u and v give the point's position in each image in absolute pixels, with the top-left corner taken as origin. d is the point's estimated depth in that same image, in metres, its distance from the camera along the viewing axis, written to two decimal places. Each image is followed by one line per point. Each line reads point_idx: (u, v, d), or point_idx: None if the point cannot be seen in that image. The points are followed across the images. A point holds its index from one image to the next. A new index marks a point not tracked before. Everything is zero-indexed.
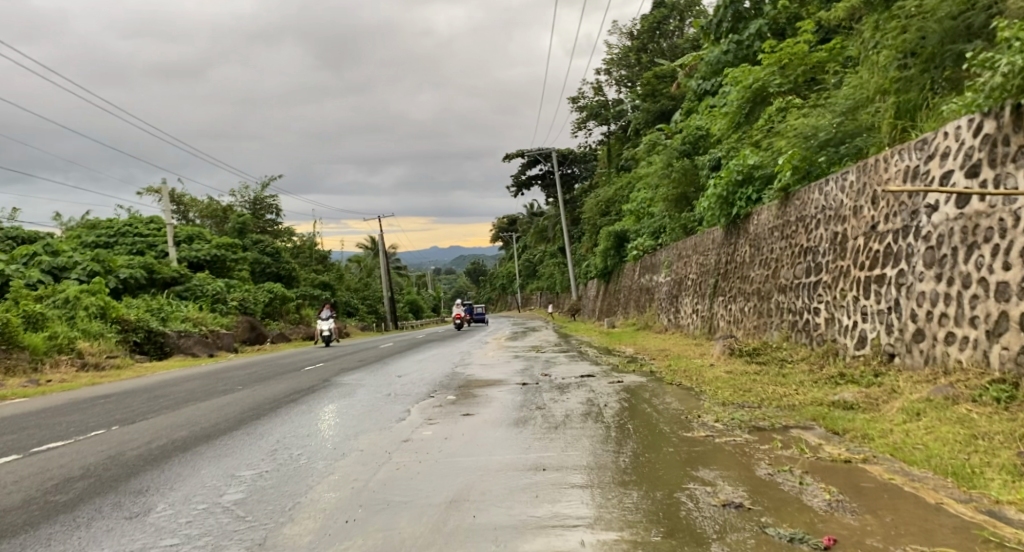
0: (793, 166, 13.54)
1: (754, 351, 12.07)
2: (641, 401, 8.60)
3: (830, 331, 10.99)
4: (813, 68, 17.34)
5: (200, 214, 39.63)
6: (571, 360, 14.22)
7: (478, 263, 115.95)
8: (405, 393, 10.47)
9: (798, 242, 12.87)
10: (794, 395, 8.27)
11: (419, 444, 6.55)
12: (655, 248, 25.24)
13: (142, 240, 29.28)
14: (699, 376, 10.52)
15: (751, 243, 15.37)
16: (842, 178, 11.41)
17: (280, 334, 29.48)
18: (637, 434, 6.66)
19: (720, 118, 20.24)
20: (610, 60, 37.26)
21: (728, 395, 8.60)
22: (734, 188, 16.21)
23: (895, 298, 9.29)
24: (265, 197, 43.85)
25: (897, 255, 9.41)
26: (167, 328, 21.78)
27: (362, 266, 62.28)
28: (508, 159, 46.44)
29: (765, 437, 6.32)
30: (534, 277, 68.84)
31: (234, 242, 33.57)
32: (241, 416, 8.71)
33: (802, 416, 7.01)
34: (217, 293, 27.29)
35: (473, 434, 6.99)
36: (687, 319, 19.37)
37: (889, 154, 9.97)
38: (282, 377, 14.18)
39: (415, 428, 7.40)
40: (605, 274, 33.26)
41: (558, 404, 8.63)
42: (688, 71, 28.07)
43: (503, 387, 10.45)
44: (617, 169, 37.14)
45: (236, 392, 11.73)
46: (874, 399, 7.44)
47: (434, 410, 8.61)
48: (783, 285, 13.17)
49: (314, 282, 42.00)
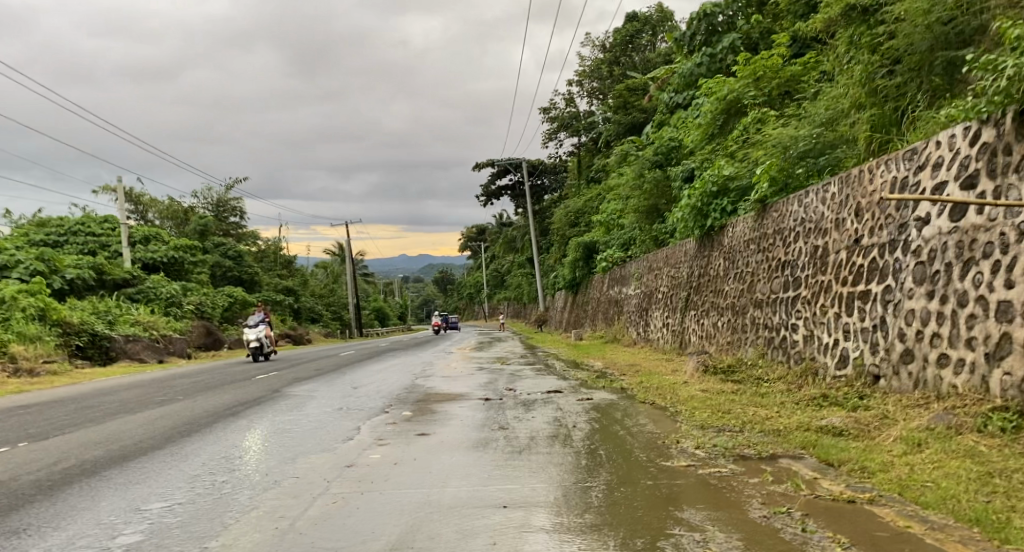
0: (771, 177, 12.97)
1: (729, 368, 11.47)
2: (613, 422, 7.91)
3: (810, 349, 10.43)
4: (788, 82, 16.91)
5: (159, 214, 38.19)
6: (538, 373, 13.49)
7: (445, 272, 115.00)
8: (357, 408, 9.65)
9: (775, 255, 12.33)
10: (777, 418, 7.64)
11: (362, 471, 5.77)
12: (625, 260, 24.68)
13: (93, 239, 28.11)
14: (673, 393, 9.86)
15: (726, 256, 14.79)
16: (823, 189, 10.90)
17: (236, 341, 28.34)
18: (608, 463, 5.95)
19: (693, 130, 19.75)
20: (581, 72, 36.87)
21: (706, 416, 7.95)
22: (708, 200, 15.65)
23: (881, 316, 8.74)
24: (230, 199, 42.50)
25: (883, 271, 8.87)
26: (115, 332, 20.66)
27: (326, 271, 60.93)
28: (478, 168, 45.72)
29: (752, 467, 5.68)
30: (501, 288, 68.14)
31: (192, 245, 32.35)
32: (170, 433, 7.88)
33: (790, 443, 6.36)
34: (172, 296, 26.11)
35: (427, 459, 6.24)
36: (657, 334, 18.76)
37: (875, 164, 9.45)
38: (229, 387, 13.26)
39: (361, 451, 6.62)
40: (573, 285, 32.64)
41: (522, 424, 7.90)
42: (660, 84, 27.69)
43: (464, 403, 9.69)
44: (587, 180, 36.62)
45: (174, 403, 10.83)
46: (866, 426, 6.82)
47: (385, 429, 7.82)
48: (759, 300, 12.60)
49: (276, 287, 40.77)
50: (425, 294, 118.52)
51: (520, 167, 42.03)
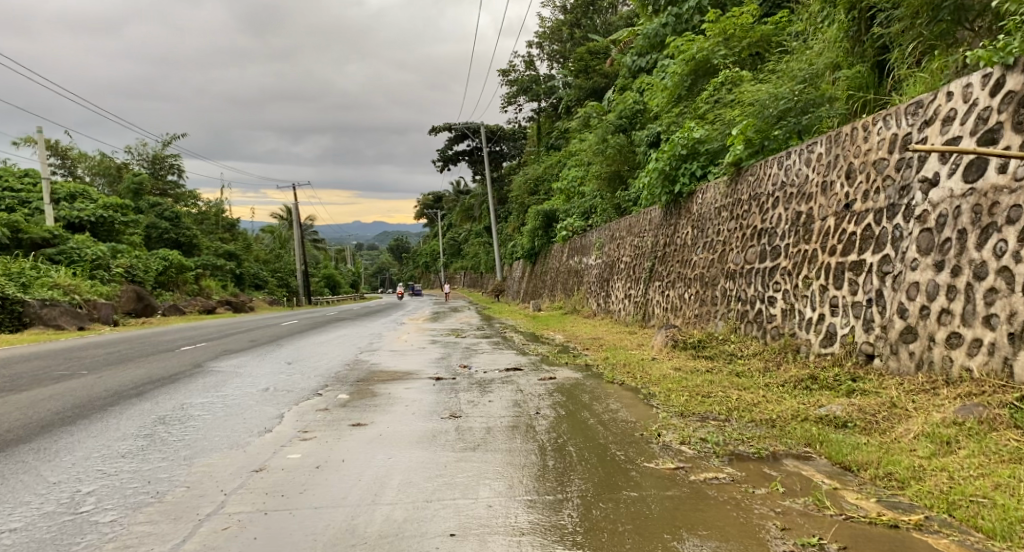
0: (746, 138, 11.91)
1: (699, 343, 10.52)
2: (580, 408, 6.83)
3: (789, 324, 9.49)
4: (758, 42, 16.00)
5: (88, 170, 35.89)
6: (494, 347, 12.38)
7: (402, 241, 113.40)
8: (284, 388, 8.41)
9: (750, 223, 11.36)
10: (764, 404, 6.67)
11: (274, 479, 4.59)
12: (585, 229, 23.65)
13: (12, 195, 26.14)
14: (643, 372, 8.86)
15: (695, 224, 13.78)
16: (808, 149, 9.92)
17: (172, 308, 26.42)
18: (580, 466, 4.87)
19: (659, 92, 18.57)
20: (541, 34, 35.29)
21: (685, 401, 6.95)
22: (677, 162, 14.57)
23: (877, 288, 7.78)
24: (166, 156, 40.27)
25: (879, 239, 7.91)
26: (29, 296, 19.13)
27: (274, 237, 58.83)
28: (435, 132, 43.90)
29: (755, 473, 4.70)
30: (457, 257, 66.61)
31: (124, 204, 30.37)
32: (48, 422, 6.59)
33: (791, 439, 5.39)
34: (97, 258, 24.35)
35: (358, 460, 5.07)
36: (619, 305, 17.77)
37: (871, 121, 8.47)
38: (146, 360, 11.90)
39: (279, 449, 5.41)
40: (531, 255, 31.53)
41: (475, 410, 6.78)
42: (622, 47, 26.48)
43: (410, 382, 8.53)
44: (546, 147, 35.32)
45: (75, 379, 9.48)
46: (872, 415, 5.87)
47: (313, 417, 6.62)
48: (731, 271, 11.67)
49: (218, 251, 38.85)
50: (379, 263, 116.06)
51: (478, 132, 40.47)
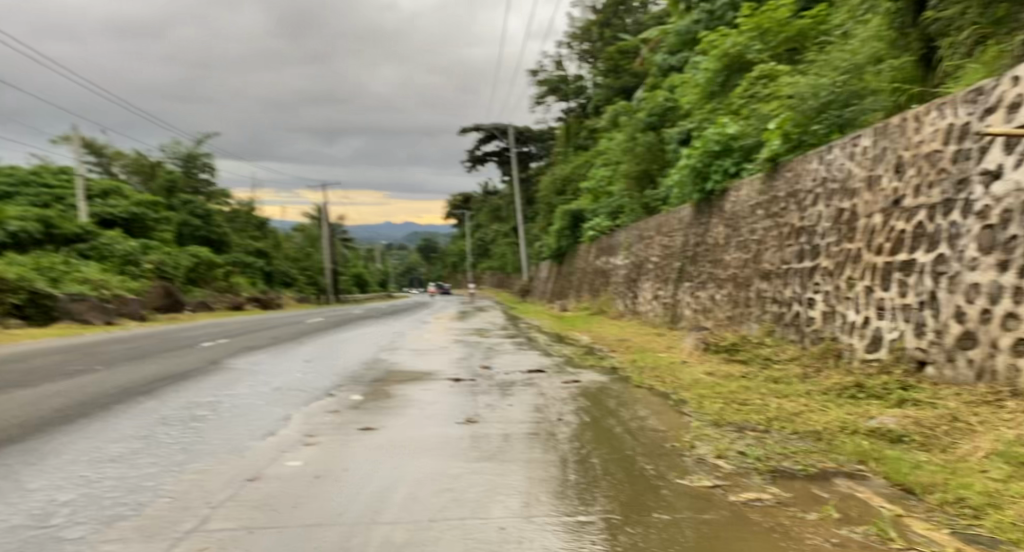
0: (784, 133, 11.27)
1: (732, 347, 9.93)
2: (605, 415, 6.32)
3: (830, 328, 8.88)
4: (796, 37, 15.11)
5: (123, 167, 36.15)
6: (516, 348, 11.92)
7: (429, 240, 113.64)
8: (295, 388, 8.02)
9: (787, 221, 10.73)
10: (807, 415, 6.12)
11: (267, 490, 4.19)
12: (613, 229, 23.07)
13: (47, 191, 26.33)
14: (672, 376, 8.32)
15: (728, 222, 13.16)
16: (852, 143, 9.29)
17: (200, 305, 26.31)
18: (605, 481, 4.40)
19: (690, 89, 17.95)
20: (572, 33, 34.72)
21: (720, 409, 6.41)
22: (710, 159, 13.95)
23: (931, 290, 7.17)
24: (200, 154, 40.38)
25: (933, 236, 7.30)
26: (58, 291, 19.02)
27: (304, 235, 59.02)
28: (464, 132, 43.60)
29: (805, 495, 4.17)
30: (485, 257, 66.31)
31: (155, 199, 30.42)
32: (44, 421, 6.26)
33: (842, 455, 4.84)
34: (127, 254, 24.33)
35: (360, 469, 4.64)
36: (647, 307, 17.21)
37: (924, 110, 7.84)
38: (161, 356, 11.61)
39: (279, 455, 4.99)
40: (558, 255, 30.96)
41: (492, 415, 6.31)
42: (654, 45, 25.83)
43: (426, 384, 8.08)
44: (575, 147, 34.76)
45: (84, 375, 9.20)
46: (930, 429, 5.30)
47: (320, 419, 6.20)
48: (767, 271, 11.06)
49: (247, 249, 38.98)
50: (407, 262, 116.25)
51: (506, 132, 40.08)
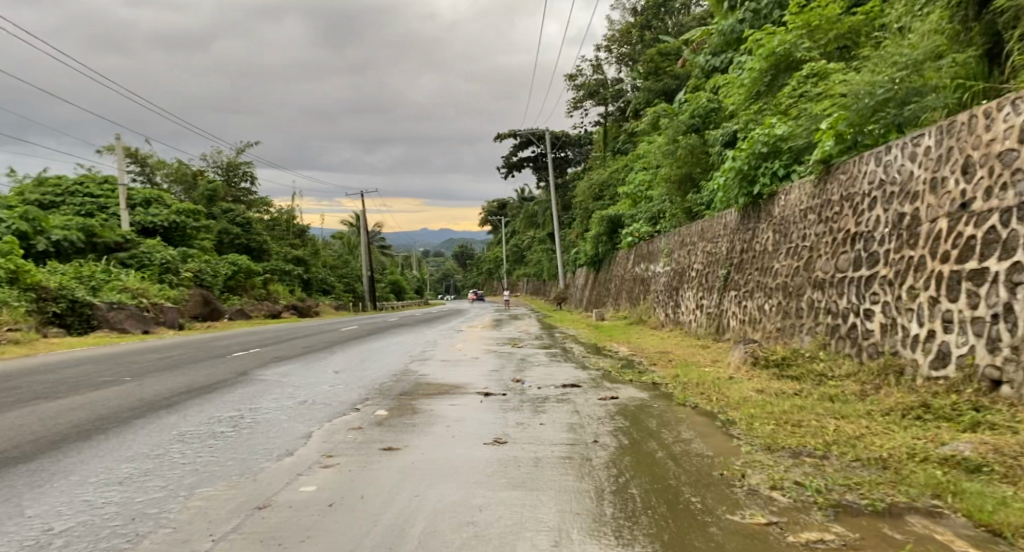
0: (837, 133, 10.67)
1: (782, 361, 9.38)
2: (648, 437, 5.86)
3: (890, 341, 8.28)
4: (847, 34, 14.59)
5: (166, 177, 36.59)
6: (553, 360, 11.49)
7: (466, 247, 113.79)
8: (323, 401, 7.71)
9: (841, 227, 10.14)
10: (870, 438, 5.58)
11: (275, 521, 3.85)
12: (652, 235, 22.54)
13: (92, 200, 26.61)
14: (720, 392, 7.81)
15: (776, 228, 12.57)
16: (912, 143, 8.70)
17: (238, 312, 26.41)
18: (646, 517, 3.96)
19: (734, 91, 17.35)
20: (610, 37, 34.16)
21: (773, 432, 5.89)
22: (757, 161, 13.38)
23: (1006, 302, 6.58)
24: (240, 163, 40.81)
25: (1007, 243, 6.71)
26: (98, 299, 19.22)
27: (343, 243, 59.28)
28: (501, 139, 43.34)
29: (873, 535, 3.73)
30: (521, 264, 65.97)
31: (197, 207, 30.61)
32: (61, 437, 6.03)
33: (913, 485, 4.34)
34: (167, 262, 24.54)
35: (378, 497, 4.26)
36: (689, 316, 16.63)
37: (995, 106, 7.25)
38: (194, 366, 11.44)
39: (293, 479, 4.64)
40: (595, 262, 30.44)
41: (525, 434, 5.91)
42: (696, 47, 25.22)
43: (458, 398, 7.71)
44: (613, 152, 34.22)
45: (114, 386, 9.02)
46: (1013, 458, 4.77)
47: (343, 438, 5.86)
48: (819, 280, 10.47)
49: (287, 257, 39.17)
50: (445, 269, 116.49)
51: (543, 138, 39.70)
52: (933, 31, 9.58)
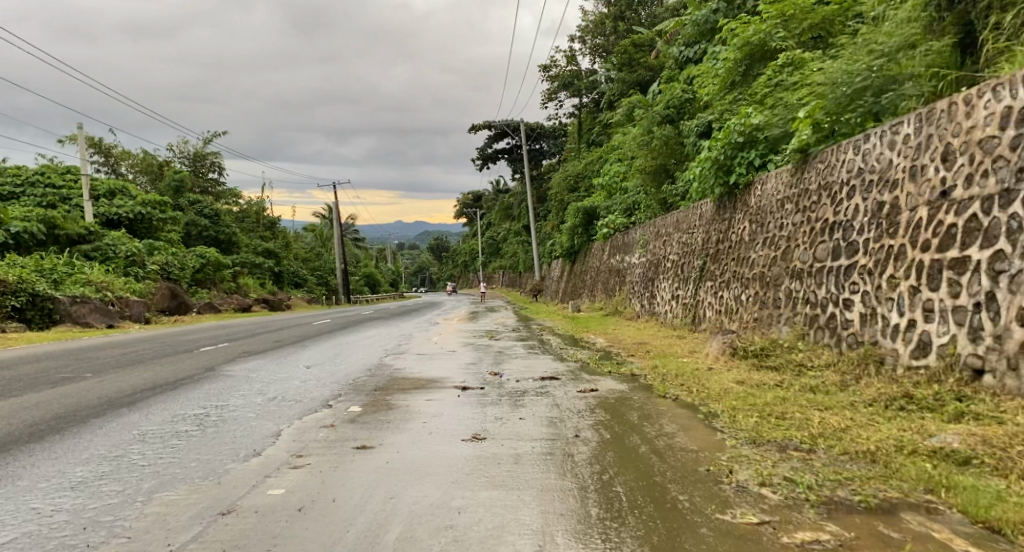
0: (814, 122, 10.57)
1: (762, 351, 9.27)
2: (630, 431, 5.68)
3: (869, 331, 8.21)
4: (820, 24, 14.46)
5: (131, 168, 35.78)
6: (530, 352, 11.30)
7: (441, 240, 113.25)
8: (293, 397, 7.45)
9: (819, 216, 10.06)
10: (855, 430, 5.46)
11: (243, 530, 3.63)
12: (628, 226, 22.42)
13: (53, 191, 25.86)
14: (700, 384, 7.67)
15: (753, 218, 12.49)
16: (891, 131, 8.61)
17: (207, 305, 25.86)
18: (634, 517, 3.81)
19: (709, 81, 17.25)
20: (584, 28, 33.94)
21: (757, 425, 5.75)
22: (733, 151, 13.28)
23: (988, 290, 6.51)
24: (208, 154, 40.03)
25: (989, 231, 6.64)
26: (60, 293, 18.64)
27: (315, 235, 58.55)
28: (475, 130, 43.00)
29: (870, 534, 3.62)
30: (496, 256, 65.65)
31: (163, 199, 29.93)
32: (12, 439, 5.70)
33: (904, 479, 4.22)
34: (132, 255, 23.89)
35: (352, 500, 4.05)
36: (665, 307, 16.55)
37: (977, 93, 7.17)
38: (159, 362, 11.06)
39: (261, 481, 4.40)
40: (571, 254, 30.26)
41: (504, 430, 5.72)
42: (669, 38, 25.10)
43: (433, 393, 7.49)
44: (588, 144, 34.08)
45: (73, 383, 8.66)
46: (1001, 449, 4.68)
47: (314, 436, 5.61)
48: (797, 270, 10.40)
49: (257, 249, 38.52)
50: (420, 261, 115.86)
51: (518, 130, 39.42)
52: (907, 19, 9.55)
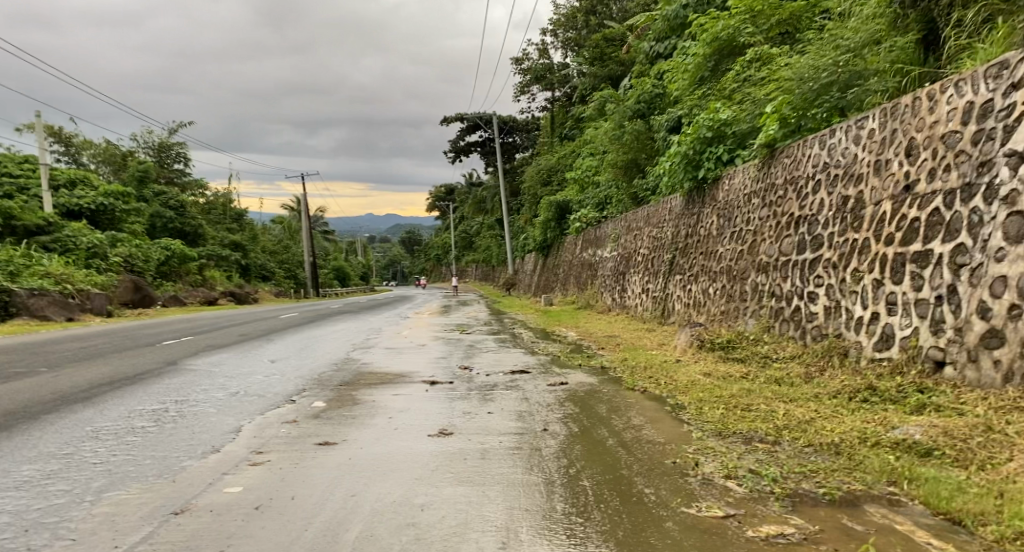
0: (781, 116, 10.60)
1: (728, 343, 9.31)
2: (598, 425, 5.64)
3: (834, 324, 8.27)
4: (788, 20, 14.53)
5: (93, 158, 34.99)
6: (500, 346, 11.24)
7: (412, 233, 112.62)
8: (257, 392, 7.30)
9: (786, 210, 10.11)
10: (820, 422, 5.48)
11: (198, 530, 3.51)
12: (599, 220, 22.44)
13: (11, 181, 25.17)
14: (667, 377, 7.67)
15: (720, 212, 12.54)
16: (857, 126, 8.67)
17: (172, 299, 25.39)
18: (599, 512, 3.76)
19: (679, 75, 17.29)
20: (556, 22, 33.86)
21: (723, 417, 5.75)
22: (702, 146, 13.33)
23: (949, 284, 6.58)
24: (173, 144, 39.28)
25: (951, 225, 6.71)
26: (16, 285, 18.15)
27: (284, 228, 57.84)
28: (446, 122, 42.77)
29: (834, 527, 3.62)
30: (468, 250, 65.46)
31: (126, 190, 29.27)
32: None
33: (868, 471, 4.23)
34: (94, 247, 23.35)
35: (313, 497, 3.95)
36: (635, 301, 16.59)
37: (940, 88, 7.24)
38: (119, 356, 10.81)
39: (219, 479, 4.28)
40: (543, 248, 30.22)
41: (471, 424, 5.64)
42: (640, 32, 25.12)
43: (400, 387, 7.39)
44: (560, 137, 34.03)
45: (26, 378, 8.40)
46: (962, 440, 4.72)
47: (276, 432, 5.49)
48: (763, 264, 10.45)
49: (223, 241, 37.89)
50: (391, 255, 115.10)
51: (489, 123, 39.24)
52: (873, 16, 9.61)
